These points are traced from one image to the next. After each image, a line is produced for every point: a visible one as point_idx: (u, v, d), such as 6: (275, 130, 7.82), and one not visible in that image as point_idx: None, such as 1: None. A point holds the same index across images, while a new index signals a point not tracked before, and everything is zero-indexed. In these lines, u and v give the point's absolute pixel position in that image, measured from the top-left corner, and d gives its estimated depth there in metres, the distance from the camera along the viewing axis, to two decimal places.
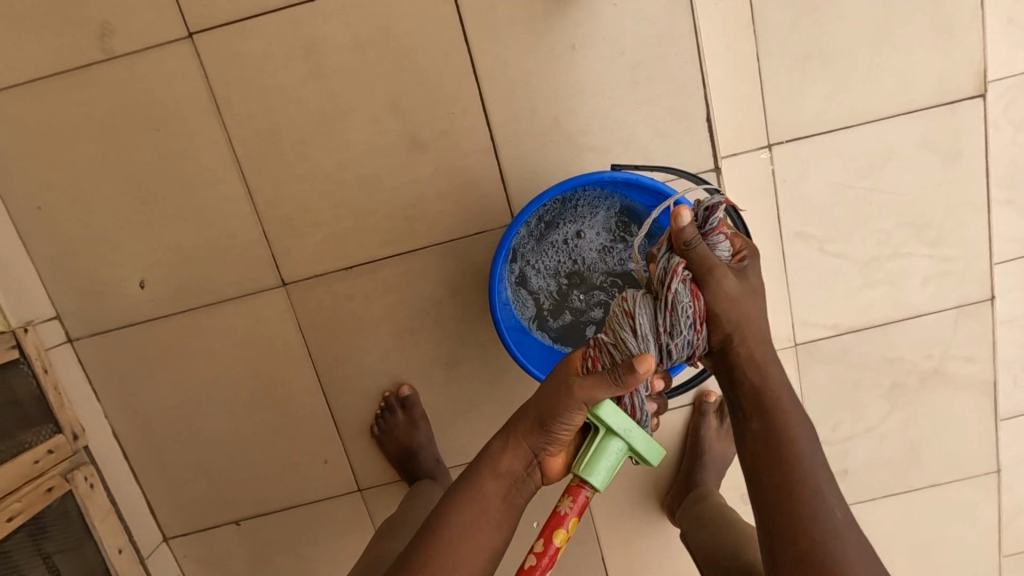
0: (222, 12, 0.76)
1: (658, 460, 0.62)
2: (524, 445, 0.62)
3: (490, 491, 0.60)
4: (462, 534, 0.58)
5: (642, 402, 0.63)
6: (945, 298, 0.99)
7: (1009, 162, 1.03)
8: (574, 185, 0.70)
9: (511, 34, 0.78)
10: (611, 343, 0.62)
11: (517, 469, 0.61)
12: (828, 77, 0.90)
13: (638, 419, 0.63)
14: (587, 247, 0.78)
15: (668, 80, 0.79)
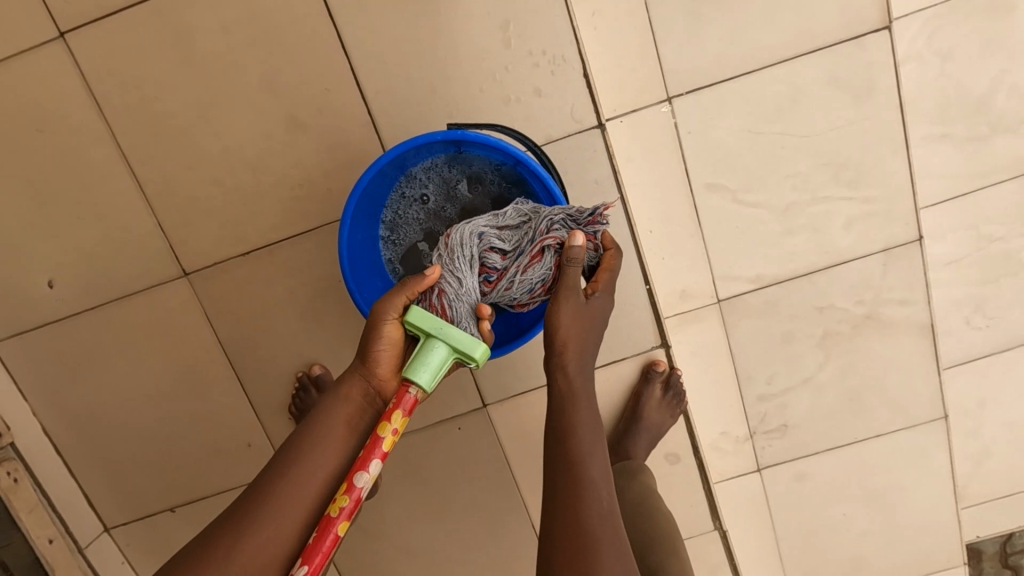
0: (93, 10, 0.77)
1: (483, 353, 0.59)
2: (358, 377, 0.63)
3: (323, 432, 0.60)
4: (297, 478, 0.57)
5: (453, 300, 0.63)
6: (872, 241, 0.96)
7: (937, 95, 0.98)
8: (399, 153, 0.69)
9: (377, 6, 0.77)
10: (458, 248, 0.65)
11: (351, 405, 0.62)
12: (722, 23, 0.88)
13: (450, 318, 0.62)
14: (439, 222, 0.74)
15: (542, 37, 0.78)
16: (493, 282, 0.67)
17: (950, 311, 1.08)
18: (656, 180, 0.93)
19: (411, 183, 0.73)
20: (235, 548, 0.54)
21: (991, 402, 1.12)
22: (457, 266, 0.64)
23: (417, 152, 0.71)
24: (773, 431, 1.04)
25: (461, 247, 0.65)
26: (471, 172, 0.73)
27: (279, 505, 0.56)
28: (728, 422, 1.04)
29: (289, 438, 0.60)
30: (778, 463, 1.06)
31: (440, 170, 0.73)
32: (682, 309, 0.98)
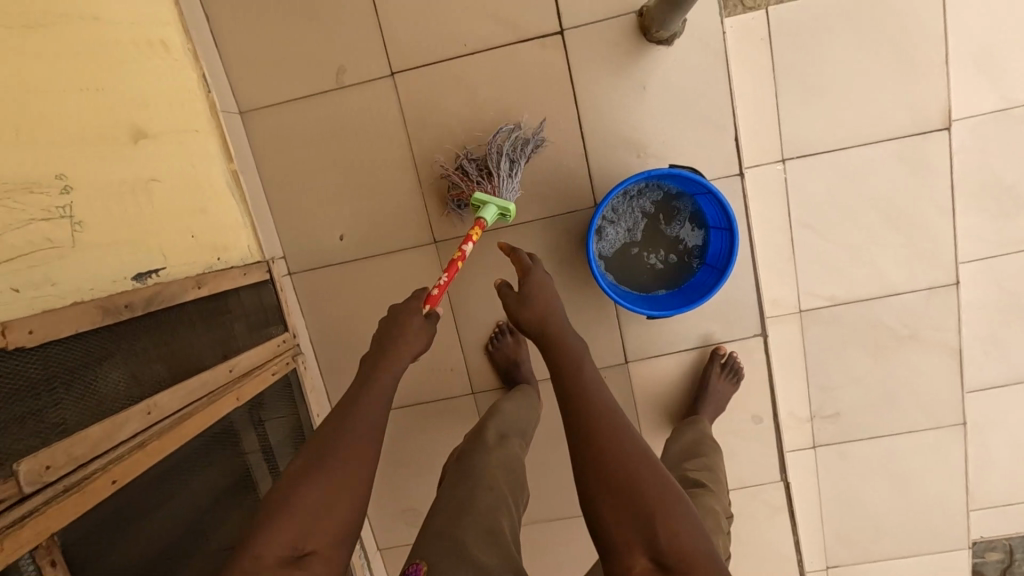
0: (414, 60, 1.15)
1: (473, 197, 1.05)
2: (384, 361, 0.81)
3: (363, 413, 0.72)
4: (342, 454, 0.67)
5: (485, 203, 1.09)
6: (919, 280, 1.29)
7: (978, 179, 1.32)
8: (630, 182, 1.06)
9: (602, 77, 1.14)
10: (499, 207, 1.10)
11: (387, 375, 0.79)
12: (829, 112, 1.23)
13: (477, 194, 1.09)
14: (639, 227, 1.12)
15: (709, 111, 1.14)
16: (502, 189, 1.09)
17: (976, 344, 1.39)
18: (765, 217, 1.28)
19: (627, 199, 1.11)
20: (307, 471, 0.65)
21: (1001, 422, 1.42)
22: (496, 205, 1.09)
23: (637, 182, 1.08)
24: (828, 417, 1.37)
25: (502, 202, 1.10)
26: (663, 196, 1.12)
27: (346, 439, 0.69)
28: (795, 405, 1.36)
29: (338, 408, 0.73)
30: (829, 442, 1.38)
31: (645, 193, 1.11)
32: (772, 314, 1.32)
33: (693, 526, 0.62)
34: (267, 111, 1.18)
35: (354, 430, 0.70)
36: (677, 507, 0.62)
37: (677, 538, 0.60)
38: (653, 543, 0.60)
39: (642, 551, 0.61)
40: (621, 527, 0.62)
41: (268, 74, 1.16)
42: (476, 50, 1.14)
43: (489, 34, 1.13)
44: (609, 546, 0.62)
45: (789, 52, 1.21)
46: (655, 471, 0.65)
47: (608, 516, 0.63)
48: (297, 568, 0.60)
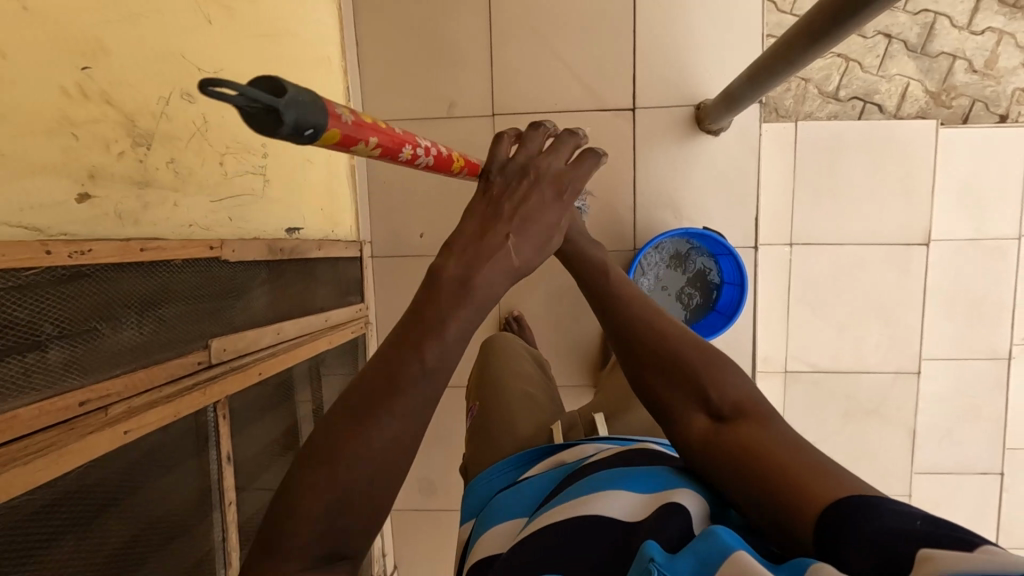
0: (512, 107, 1.42)
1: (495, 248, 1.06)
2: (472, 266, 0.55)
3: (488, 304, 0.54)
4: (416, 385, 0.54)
5: None
6: (889, 365, 1.54)
7: (948, 291, 1.57)
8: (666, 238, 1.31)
9: (658, 150, 1.41)
10: None
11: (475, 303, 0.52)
12: (835, 213, 1.50)
13: None
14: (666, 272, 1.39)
15: (739, 193, 1.42)
16: None
17: (931, 431, 1.62)
18: (770, 287, 1.53)
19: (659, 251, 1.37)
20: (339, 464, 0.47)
21: (946, 505, 1.63)
22: None
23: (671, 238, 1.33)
24: None
25: None
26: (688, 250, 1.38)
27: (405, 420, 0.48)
28: None
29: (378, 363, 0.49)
30: None
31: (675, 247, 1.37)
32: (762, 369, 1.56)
33: (741, 384, 0.64)
34: (385, 122, 1.44)
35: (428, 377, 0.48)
36: (720, 372, 0.64)
37: (729, 394, 0.63)
38: (707, 403, 0.63)
39: (697, 419, 0.63)
40: (671, 397, 0.65)
41: (393, 94, 1.43)
42: (563, 109, 1.42)
43: (576, 99, 1.41)
44: (665, 415, 0.66)
45: (809, 160, 1.49)
46: (699, 349, 0.67)
47: (660, 388, 0.66)
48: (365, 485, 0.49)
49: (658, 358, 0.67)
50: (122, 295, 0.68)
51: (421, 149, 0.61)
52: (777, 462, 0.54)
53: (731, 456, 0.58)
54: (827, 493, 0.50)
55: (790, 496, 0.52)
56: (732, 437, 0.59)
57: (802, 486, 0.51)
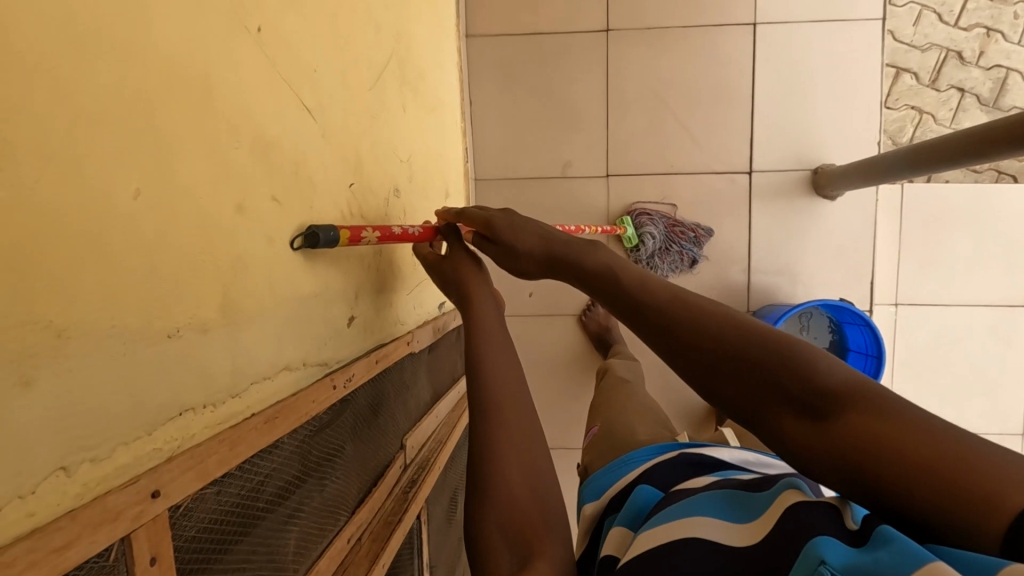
0: (627, 169, 1.42)
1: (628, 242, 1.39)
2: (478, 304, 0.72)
3: (486, 322, 0.66)
4: (500, 433, 0.55)
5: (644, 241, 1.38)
6: (990, 426, 1.54)
7: None
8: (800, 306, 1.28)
9: (773, 213, 1.41)
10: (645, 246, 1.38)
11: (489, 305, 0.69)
12: (940, 277, 1.51)
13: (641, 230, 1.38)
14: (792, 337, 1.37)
15: (849, 256, 1.42)
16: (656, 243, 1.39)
17: None
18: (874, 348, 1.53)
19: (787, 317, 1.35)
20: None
21: None
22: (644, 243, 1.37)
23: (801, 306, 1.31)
24: None
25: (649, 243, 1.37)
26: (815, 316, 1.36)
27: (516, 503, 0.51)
28: None
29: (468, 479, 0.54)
30: None
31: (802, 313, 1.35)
32: None
33: (831, 366, 0.42)
34: (498, 183, 1.43)
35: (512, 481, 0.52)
36: (802, 349, 0.43)
37: (822, 376, 0.42)
38: (802, 405, 0.42)
39: (789, 426, 0.43)
40: (747, 396, 0.44)
41: (507, 154, 1.43)
42: (678, 172, 1.41)
43: (692, 162, 1.41)
44: (756, 416, 0.45)
45: (916, 221, 1.50)
46: (763, 336, 0.45)
47: (734, 402, 0.46)
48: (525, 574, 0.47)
49: (712, 376, 0.46)
50: (362, 414, 0.66)
51: (388, 229, 0.60)
52: (909, 454, 0.35)
53: (853, 461, 0.38)
54: (1004, 498, 0.31)
55: (954, 516, 0.33)
56: (846, 445, 0.39)
57: (968, 473, 0.33)
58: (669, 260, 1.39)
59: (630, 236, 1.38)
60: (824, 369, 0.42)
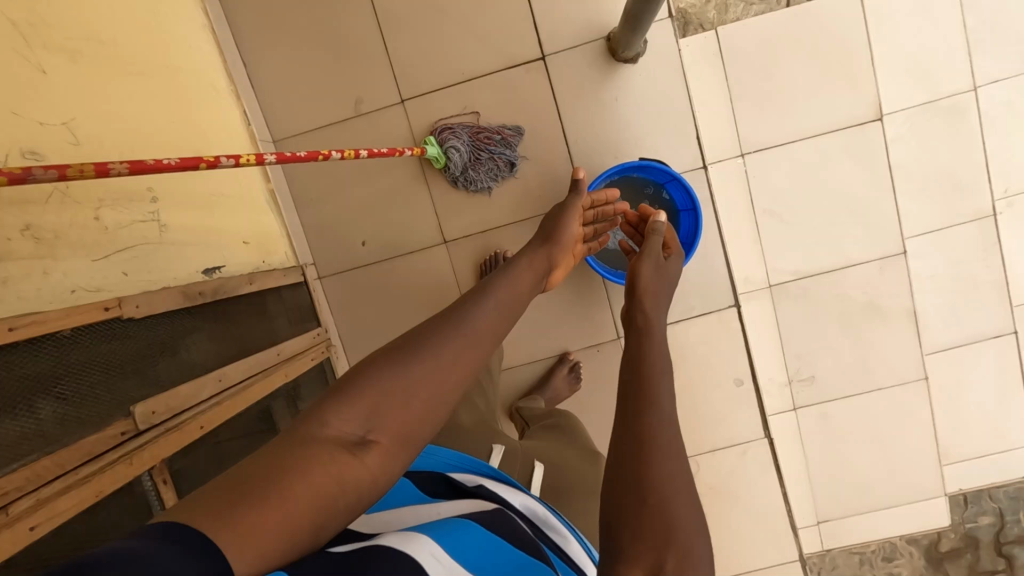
0: (419, 88, 1.35)
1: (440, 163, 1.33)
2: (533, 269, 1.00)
3: (506, 293, 0.84)
4: (451, 351, 0.70)
5: (453, 155, 1.31)
6: (872, 252, 1.48)
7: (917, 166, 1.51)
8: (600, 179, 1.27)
9: (581, 92, 1.34)
10: (456, 159, 1.31)
11: (529, 274, 0.95)
12: (780, 113, 1.43)
13: (446, 144, 1.31)
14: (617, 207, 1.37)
15: (669, 116, 1.35)
16: (468, 155, 1.32)
17: (934, 311, 1.57)
18: (733, 204, 1.46)
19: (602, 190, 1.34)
20: (327, 430, 0.60)
21: (967, 378, 1.58)
22: (454, 156, 1.31)
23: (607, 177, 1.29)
24: (805, 380, 1.53)
25: (458, 155, 1.31)
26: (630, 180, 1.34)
27: (419, 407, 0.65)
28: (775, 371, 1.52)
29: (410, 361, 0.67)
30: (809, 405, 1.54)
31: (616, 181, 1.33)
32: (745, 290, 1.50)
33: (701, 550, 0.57)
34: (297, 139, 1.37)
35: (412, 396, 0.65)
36: (687, 525, 0.58)
37: (681, 543, 0.57)
38: (661, 554, 0.55)
39: (617, 453, 0.66)
40: (623, 474, 0.63)
41: (296, 106, 1.36)
42: (472, 77, 1.34)
43: (484, 62, 1.33)
44: (621, 508, 0.60)
45: (741, 63, 1.41)
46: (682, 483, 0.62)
47: (619, 501, 0.61)
48: (356, 450, 0.60)
49: (642, 462, 0.63)
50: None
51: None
52: None
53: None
54: None
55: None
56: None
57: None
58: (485, 169, 1.33)
59: (438, 156, 1.31)
60: (697, 538, 0.58)
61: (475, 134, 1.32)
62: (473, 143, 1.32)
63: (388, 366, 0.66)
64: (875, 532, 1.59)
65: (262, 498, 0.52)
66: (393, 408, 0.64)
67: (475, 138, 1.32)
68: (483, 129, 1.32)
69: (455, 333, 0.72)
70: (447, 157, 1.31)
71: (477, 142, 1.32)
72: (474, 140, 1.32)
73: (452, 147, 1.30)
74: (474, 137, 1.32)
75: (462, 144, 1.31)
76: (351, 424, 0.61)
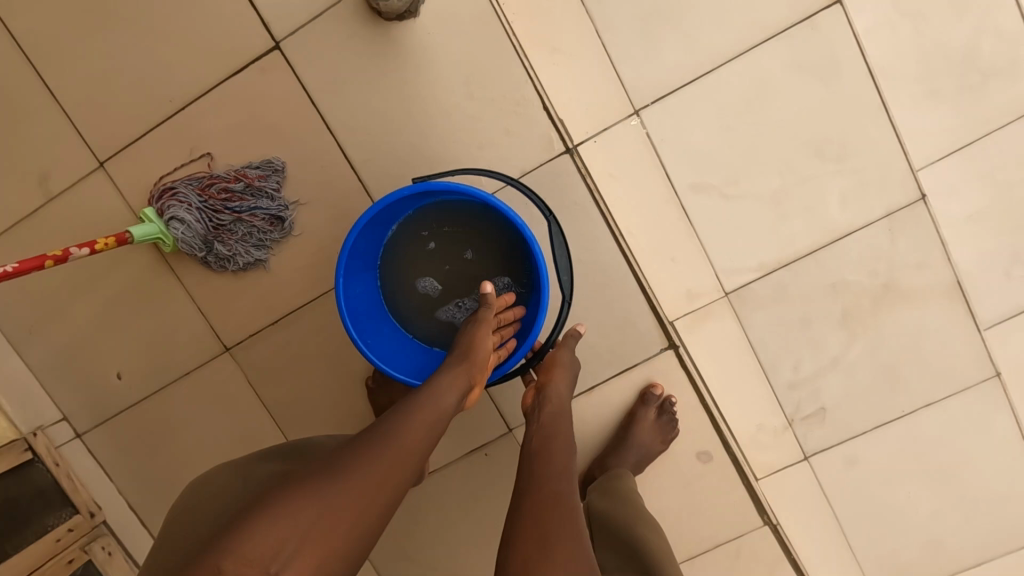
0: (119, 139, 0.88)
1: (170, 245, 0.87)
2: (463, 372, 0.70)
3: (444, 400, 0.65)
4: (374, 470, 0.55)
5: (178, 231, 0.85)
6: (871, 210, 0.95)
7: (897, 66, 1.02)
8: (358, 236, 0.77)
9: (351, 83, 0.85)
10: (187, 235, 0.85)
11: (458, 390, 0.67)
12: (676, 35, 0.92)
13: (164, 216, 0.85)
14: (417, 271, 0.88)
15: (497, 87, 0.86)
16: (203, 225, 0.86)
17: (987, 267, 1.05)
18: (640, 191, 0.95)
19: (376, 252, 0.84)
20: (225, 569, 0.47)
21: None
22: (181, 232, 0.85)
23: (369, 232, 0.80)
24: (813, 416, 1.02)
25: (188, 229, 0.85)
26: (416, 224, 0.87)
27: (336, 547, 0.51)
28: (763, 414, 1.02)
29: (321, 487, 0.53)
30: (825, 450, 1.04)
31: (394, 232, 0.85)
32: (687, 312, 0.99)
33: None
34: None
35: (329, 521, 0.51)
36: None
37: None
38: None
39: None
40: None
41: None
42: (188, 103, 0.87)
43: (199, 76, 0.86)
44: None
45: None
46: None
47: None
48: None
49: None
50: None
51: None
52: None
53: None
54: None
55: None
56: None
57: None
58: (239, 237, 0.87)
59: (160, 235, 0.85)
60: None
61: (209, 190, 0.86)
62: (206, 205, 0.85)
63: (302, 496, 0.51)
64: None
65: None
66: (311, 548, 0.50)
67: (208, 196, 0.85)
68: (218, 180, 0.86)
69: (383, 459, 0.56)
70: (173, 235, 0.85)
71: (213, 203, 0.85)
72: (209, 200, 0.85)
73: (174, 221, 0.85)
74: (207, 194, 0.85)
75: (190, 211, 0.85)
76: (259, 563, 0.47)
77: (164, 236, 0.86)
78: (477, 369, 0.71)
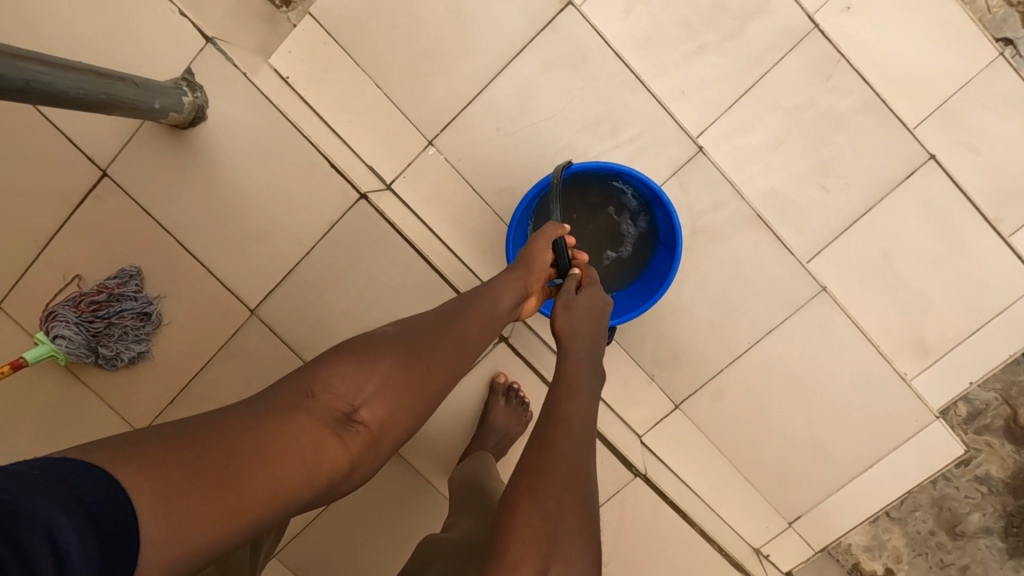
0: (4, 283, 1.04)
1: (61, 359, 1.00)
2: (519, 280, 0.79)
3: (502, 300, 0.74)
4: (445, 341, 0.63)
5: (64, 345, 0.98)
6: (660, 171, 1.07)
7: (651, 36, 1.07)
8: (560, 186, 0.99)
9: (172, 188, 1.00)
10: (73, 346, 0.98)
11: (517, 293, 0.77)
12: (444, 71, 1.05)
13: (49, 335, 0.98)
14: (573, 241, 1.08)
15: (289, 159, 0.98)
16: (84, 335, 0.99)
17: (802, 186, 1.11)
18: (454, 208, 1.08)
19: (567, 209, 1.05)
20: (319, 390, 0.54)
21: (898, 250, 1.10)
22: (68, 345, 0.98)
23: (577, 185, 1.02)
24: (668, 364, 1.12)
25: (72, 341, 0.98)
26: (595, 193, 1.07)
27: (406, 399, 0.58)
28: (623, 374, 1.12)
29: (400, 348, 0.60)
30: (690, 394, 1.12)
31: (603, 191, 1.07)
32: None
33: None
34: None
35: (404, 369, 0.59)
36: None
37: None
38: None
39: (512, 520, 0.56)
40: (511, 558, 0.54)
41: None
42: (50, 238, 1.02)
43: (52, 214, 1.01)
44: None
45: (364, 41, 1.05)
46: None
47: None
48: (342, 426, 0.54)
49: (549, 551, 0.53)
50: None
51: None
52: None
53: None
54: None
55: None
56: None
57: None
58: (116, 337, 1.01)
59: (52, 353, 0.99)
60: None
61: (83, 305, 0.99)
62: (83, 318, 0.99)
63: (392, 350, 0.59)
64: (912, 492, 1.16)
65: (220, 499, 0.44)
66: (393, 388, 0.57)
67: (83, 311, 0.99)
68: (88, 296, 0.99)
69: (451, 334, 0.64)
70: (61, 349, 0.98)
71: (87, 315, 0.99)
72: (84, 314, 0.99)
73: (60, 337, 0.97)
74: (82, 309, 0.99)
75: (70, 326, 0.98)
76: (347, 396, 0.55)
77: (53, 352, 0.98)
78: (535, 279, 0.81)
